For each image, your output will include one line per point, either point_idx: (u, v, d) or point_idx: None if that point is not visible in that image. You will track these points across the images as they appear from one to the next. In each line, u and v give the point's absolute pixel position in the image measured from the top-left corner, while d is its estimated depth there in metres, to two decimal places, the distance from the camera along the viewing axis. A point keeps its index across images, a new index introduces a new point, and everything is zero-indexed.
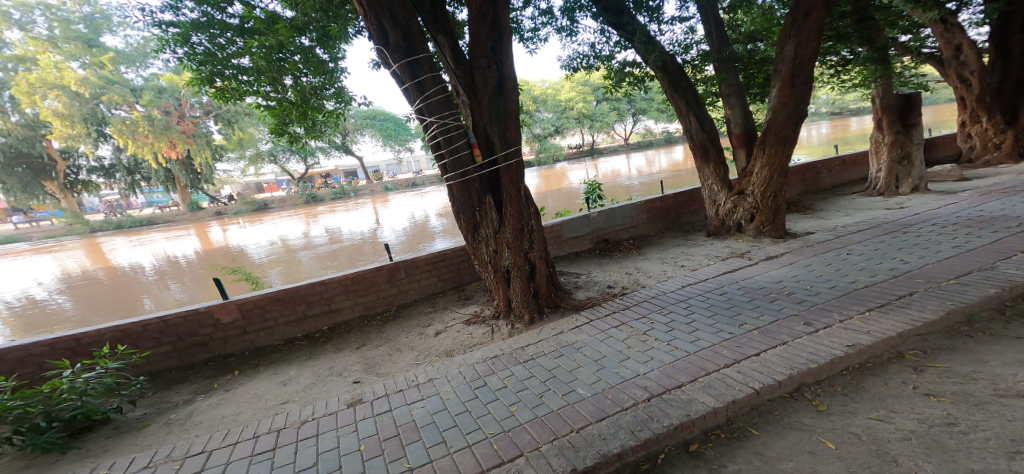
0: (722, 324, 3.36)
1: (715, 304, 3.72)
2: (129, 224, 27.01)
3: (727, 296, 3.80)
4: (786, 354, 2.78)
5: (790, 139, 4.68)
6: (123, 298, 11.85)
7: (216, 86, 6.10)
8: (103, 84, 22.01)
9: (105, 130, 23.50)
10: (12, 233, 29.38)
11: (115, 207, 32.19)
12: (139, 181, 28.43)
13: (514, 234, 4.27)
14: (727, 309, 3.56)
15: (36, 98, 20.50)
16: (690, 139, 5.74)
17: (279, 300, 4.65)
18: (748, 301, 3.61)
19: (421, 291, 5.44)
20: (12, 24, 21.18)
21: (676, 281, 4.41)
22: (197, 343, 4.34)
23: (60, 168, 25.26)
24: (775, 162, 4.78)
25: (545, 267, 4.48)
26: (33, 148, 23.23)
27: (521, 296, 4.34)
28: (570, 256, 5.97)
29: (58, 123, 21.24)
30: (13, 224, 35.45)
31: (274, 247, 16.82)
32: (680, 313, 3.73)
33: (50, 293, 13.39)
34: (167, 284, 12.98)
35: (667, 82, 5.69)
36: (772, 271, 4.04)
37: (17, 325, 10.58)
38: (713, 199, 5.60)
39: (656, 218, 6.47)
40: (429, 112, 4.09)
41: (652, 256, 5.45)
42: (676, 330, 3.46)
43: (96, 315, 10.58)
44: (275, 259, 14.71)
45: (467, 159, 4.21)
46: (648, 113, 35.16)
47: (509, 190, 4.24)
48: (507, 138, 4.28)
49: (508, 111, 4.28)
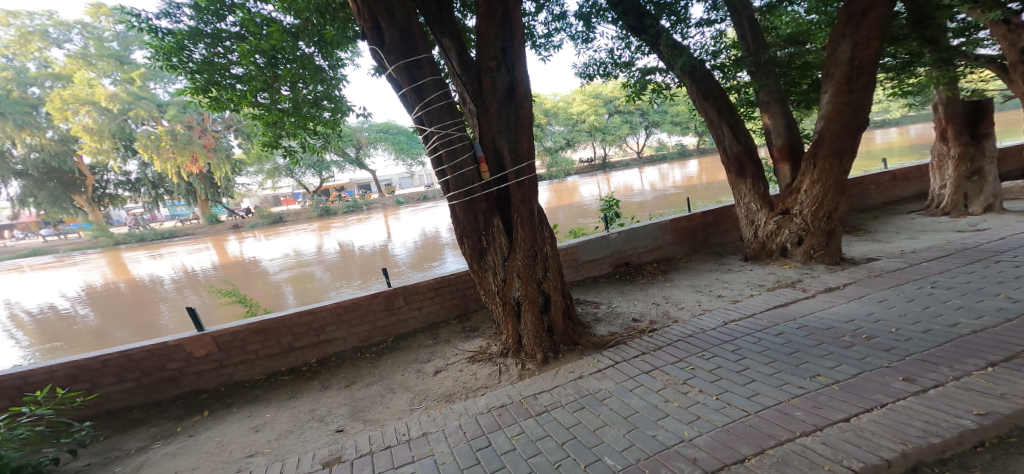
0: (785, 375, 2.71)
1: (770, 347, 3.08)
2: (151, 237, 27.25)
3: (783, 337, 3.15)
4: (887, 422, 2.14)
5: (848, 151, 4.03)
6: (139, 309, 11.73)
7: (210, 97, 5.76)
8: (131, 99, 22.32)
9: (131, 144, 23.97)
10: (40, 246, 30.00)
11: (140, 221, 32.89)
12: (162, 195, 28.90)
13: (526, 262, 3.69)
14: (788, 356, 2.91)
15: (68, 113, 21.12)
16: (723, 151, 5.16)
17: (262, 332, 4.16)
18: (814, 344, 2.96)
19: (422, 321, 4.90)
20: (51, 43, 21.89)
21: (716, 315, 3.78)
22: (165, 379, 3.85)
23: (89, 182, 25.86)
24: (828, 177, 4.14)
25: (561, 299, 3.89)
26: (64, 164, 23.84)
27: (533, 332, 3.77)
28: (587, 281, 5.39)
29: (87, 138, 21.68)
30: (43, 237, 36.26)
31: (287, 261, 16.51)
32: (724, 357, 3.11)
33: (71, 304, 13.30)
34: (184, 295, 12.81)
35: (696, 90, 5.16)
36: (838, 307, 3.39)
37: (36, 334, 10.52)
38: (751, 219, 4.98)
39: (682, 238, 5.83)
40: (430, 121, 3.60)
41: (682, 283, 4.83)
42: (725, 380, 2.83)
43: (110, 328, 10.33)
44: (287, 273, 14.18)
45: (472, 175, 3.68)
46: (661, 126, 34.63)
47: (520, 211, 3.68)
48: (518, 151, 3.75)
49: (521, 120, 3.76)
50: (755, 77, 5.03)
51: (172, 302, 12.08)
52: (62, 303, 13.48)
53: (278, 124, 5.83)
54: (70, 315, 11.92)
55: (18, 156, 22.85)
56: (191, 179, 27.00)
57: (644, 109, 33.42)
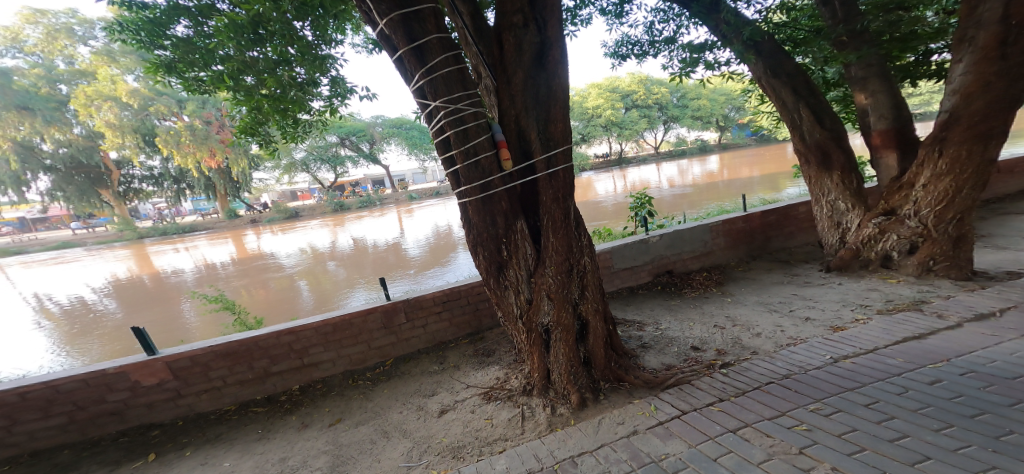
0: (981, 453, 1.85)
1: (931, 404, 2.19)
2: (172, 231, 27.10)
3: (944, 388, 2.27)
4: None
5: (998, 134, 3.24)
6: (160, 301, 11.26)
7: (182, 80, 4.80)
8: (152, 95, 21.84)
9: (152, 141, 23.59)
10: (71, 239, 30.28)
11: (164, 216, 33.09)
12: (184, 189, 28.78)
13: (559, 279, 2.80)
14: (971, 421, 2.04)
15: (92, 109, 20.89)
16: (800, 141, 4.34)
17: (231, 356, 3.39)
18: (1006, 404, 2.08)
19: (427, 340, 4.10)
20: (77, 40, 21.24)
21: (817, 348, 2.89)
22: (107, 413, 3.12)
23: (115, 177, 25.53)
24: (968, 167, 3.33)
25: (603, 325, 3.02)
26: (91, 160, 23.59)
27: (565, 367, 2.92)
28: (623, 292, 4.51)
29: (108, 133, 21.21)
30: (71, 230, 36.56)
31: (302, 255, 15.92)
32: (854, 414, 2.22)
33: (96, 295, 12.96)
34: (202, 289, 12.28)
35: (763, 66, 4.28)
36: (1011, 345, 2.49)
37: (61, 323, 10.15)
38: (838, 221, 4.20)
39: (736, 242, 4.85)
40: (434, 93, 2.69)
41: (747, 298, 3.91)
42: (876, 455, 1.95)
43: (130, 319, 9.89)
44: (302, 268, 13.54)
45: (490, 164, 2.79)
46: (680, 121, 33.42)
47: (553, 212, 2.80)
48: (550, 134, 2.88)
49: (553, 95, 2.88)
50: (845, 48, 4.09)
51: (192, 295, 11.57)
52: (87, 295, 13.17)
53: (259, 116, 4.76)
54: (92, 308, 11.51)
55: (47, 151, 22.59)
56: (211, 174, 26.78)
57: (662, 103, 32.33)
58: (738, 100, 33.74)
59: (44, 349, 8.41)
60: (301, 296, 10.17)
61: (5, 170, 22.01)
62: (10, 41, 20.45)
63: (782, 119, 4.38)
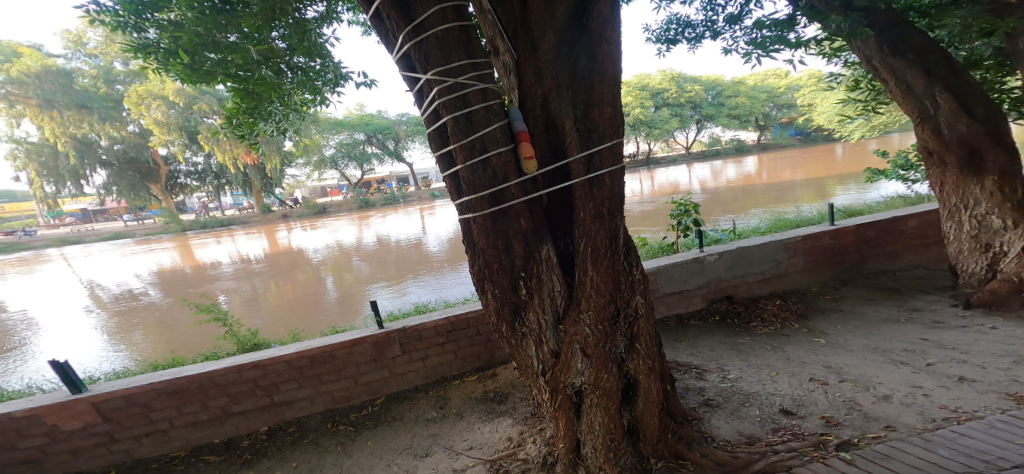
0: None
1: None
2: (212, 224, 27.55)
3: None
4: None
5: None
6: (197, 291, 11.05)
7: (153, 69, 3.69)
8: (196, 93, 22.05)
9: (195, 137, 23.47)
10: (121, 230, 31.30)
11: (206, 210, 34.00)
12: (224, 184, 29.25)
13: (598, 324, 1.96)
14: None
15: (143, 108, 20.95)
16: (935, 135, 3.40)
17: (180, 394, 2.73)
18: None
19: (426, 375, 3.33)
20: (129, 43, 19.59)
21: (1002, 430, 1.95)
22: (22, 460, 2.57)
23: (162, 173, 25.84)
24: None
25: (657, 386, 2.14)
26: (142, 156, 24.07)
27: (602, 441, 2.07)
28: (671, 322, 3.62)
29: (157, 131, 21.33)
30: (123, 221, 37.89)
31: (327, 251, 15.57)
32: None
33: (144, 284, 12.97)
34: (236, 280, 12.00)
35: (878, 43, 3.42)
36: None
37: (110, 309, 10.11)
38: (991, 242, 3.28)
39: (819, 263, 3.87)
40: (424, 61, 1.84)
41: (852, 341, 3.00)
42: None
43: (172, 306, 9.67)
44: (327, 263, 13.18)
45: (502, 164, 1.87)
46: (715, 120, 31.70)
47: (594, 232, 1.96)
48: (592, 122, 1.99)
49: (600, 67, 1.96)
50: (1008, 16, 3.18)
51: (225, 286, 11.33)
52: (135, 283, 13.23)
53: (236, 103, 3.58)
54: (137, 295, 11.46)
55: (103, 147, 23.03)
56: (248, 169, 27.16)
57: (696, 101, 30.80)
58: (780, 98, 31.81)
59: (98, 330, 8.28)
60: (325, 289, 9.75)
61: (65, 165, 22.62)
62: (74, 44, 20.99)
63: (908, 109, 3.50)
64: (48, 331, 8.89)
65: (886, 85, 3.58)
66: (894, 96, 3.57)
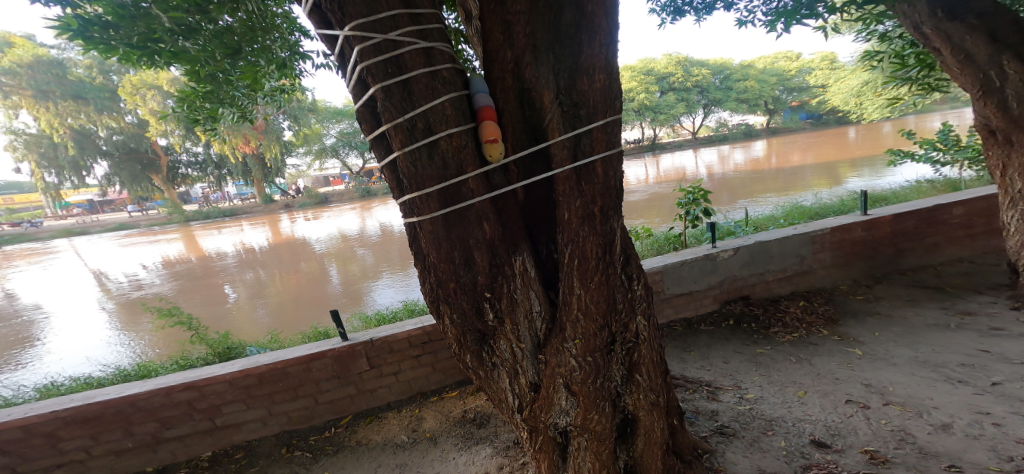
0: None
1: None
2: (214, 215, 27.24)
3: None
4: None
5: None
6: (203, 281, 10.82)
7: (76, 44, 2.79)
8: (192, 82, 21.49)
9: (192, 127, 22.82)
10: (124, 221, 31.07)
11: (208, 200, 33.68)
12: (225, 174, 28.87)
13: (584, 351, 1.52)
14: None
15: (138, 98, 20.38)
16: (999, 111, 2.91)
17: (97, 421, 2.34)
18: None
19: (400, 391, 2.91)
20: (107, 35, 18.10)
21: None
22: None
23: (163, 163, 25.17)
24: None
25: (662, 425, 1.70)
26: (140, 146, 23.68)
27: None
28: (680, 328, 3.17)
29: (153, 121, 20.84)
30: (128, 213, 37.62)
31: (328, 241, 15.21)
32: None
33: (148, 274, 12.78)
34: (245, 270, 11.70)
35: (929, 6, 2.94)
36: None
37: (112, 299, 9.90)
38: None
39: (851, 258, 3.42)
40: (340, 12, 1.34)
41: (896, 353, 2.58)
42: None
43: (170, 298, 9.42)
44: (329, 252, 12.83)
45: (453, 147, 1.38)
46: (723, 105, 30.76)
47: (582, 237, 1.51)
48: (579, 94, 1.50)
49: (588, 22, 1.47)
50: None
51: (234, 275, 11.12)
52: (139, 273, 13.08)
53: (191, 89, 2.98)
54: (136, 286, 11.20)
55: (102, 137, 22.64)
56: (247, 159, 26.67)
57: (703, 85, 29.83)
58: (791, 81, 30.94)
59: (99, 319, 8.21)
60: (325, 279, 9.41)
61: (64, 156, 22.29)
62: None
63: (965, 83, 3.02)
64: (42, 323, 8.66)
65: (937, 55, 3.10)
66: (947, 67, 3.08)
